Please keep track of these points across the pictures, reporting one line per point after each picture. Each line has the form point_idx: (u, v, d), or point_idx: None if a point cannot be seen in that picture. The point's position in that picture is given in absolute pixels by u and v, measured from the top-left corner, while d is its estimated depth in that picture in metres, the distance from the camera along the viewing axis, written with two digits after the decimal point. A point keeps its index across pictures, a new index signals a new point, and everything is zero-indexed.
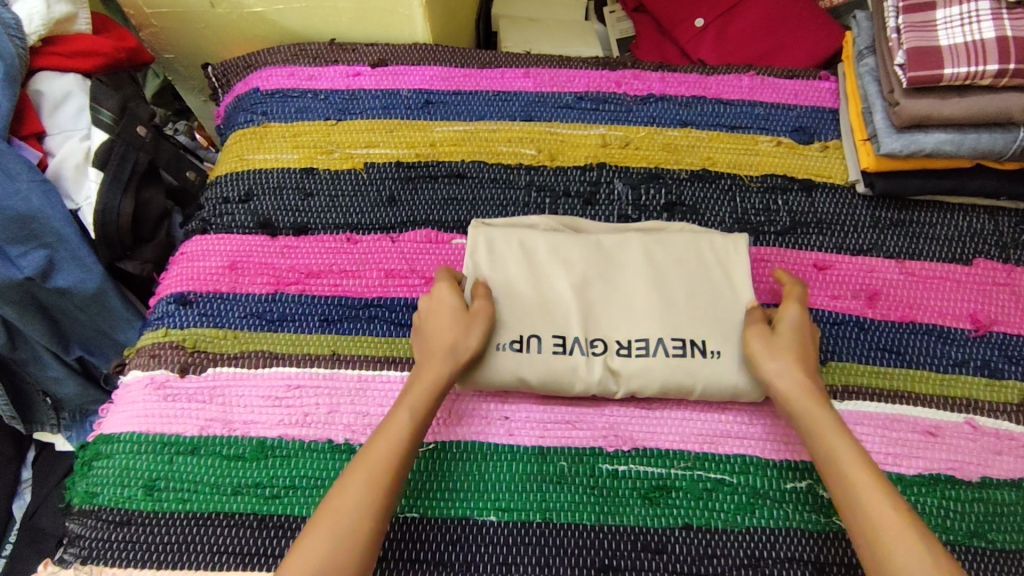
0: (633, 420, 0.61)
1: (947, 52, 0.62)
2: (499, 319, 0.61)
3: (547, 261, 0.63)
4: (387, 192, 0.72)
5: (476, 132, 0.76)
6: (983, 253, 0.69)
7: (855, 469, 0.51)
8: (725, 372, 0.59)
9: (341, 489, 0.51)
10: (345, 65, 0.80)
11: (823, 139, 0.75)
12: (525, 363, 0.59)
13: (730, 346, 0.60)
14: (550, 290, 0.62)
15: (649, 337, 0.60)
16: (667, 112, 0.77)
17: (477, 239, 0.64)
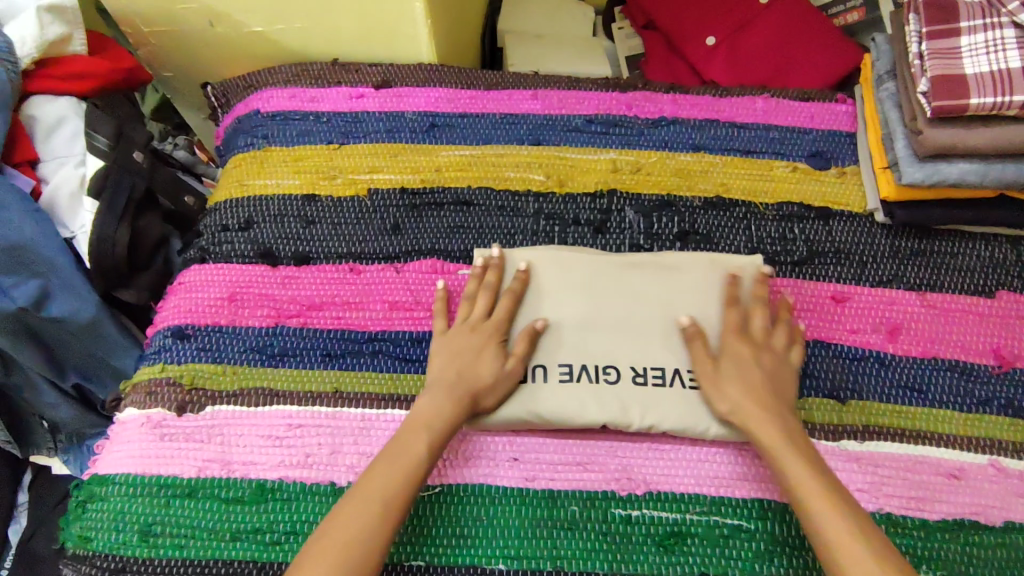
0: (647, 462, 0.59)
1: (972, 80, 0.60)
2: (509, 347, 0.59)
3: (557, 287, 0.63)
4: (391, 220, 0.70)
5: (482, 157, 0.74)
6: (1006, 285, 0.67)
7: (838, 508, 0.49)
8: None
9: (334, 523, 0.49)
10: (348, 86, 0.78)
11: (840, 165, 0.73)
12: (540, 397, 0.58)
13: None
14: (560, 321, 0.61)
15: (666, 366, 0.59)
16: (680, 136, 0.75)
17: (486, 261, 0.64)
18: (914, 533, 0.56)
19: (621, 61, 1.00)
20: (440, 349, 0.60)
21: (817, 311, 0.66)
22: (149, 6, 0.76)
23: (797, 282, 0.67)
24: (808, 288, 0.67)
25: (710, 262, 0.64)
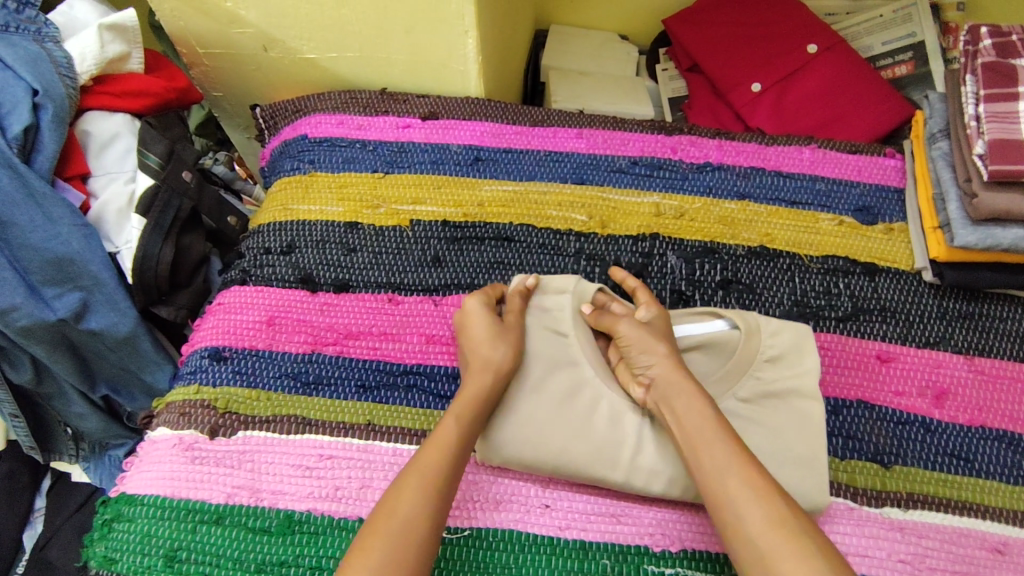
0: (685, 520, 0.57)
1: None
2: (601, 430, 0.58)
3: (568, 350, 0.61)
4: (432, 252, 0.70)
5: (525, 194, 0.74)
6: None
7: (734, 469, 0.50)
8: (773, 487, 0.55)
9: (395, 501, 0.50)
10: (395, 116, 0.78)
11: (887, 221, 0.72)
12: (569, 445, 0.57)
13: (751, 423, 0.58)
14: (570, 382, 0.60)
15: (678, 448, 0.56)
16: (724, 182, 0.74)
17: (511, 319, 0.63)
18: None
19: (663, 103, 1.00)
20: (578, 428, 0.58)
21: (862, 370, 0.64)
22: (210, 27, 0.78)
23: (841, 338, 0.66)
24: (852, 345, 0.65)
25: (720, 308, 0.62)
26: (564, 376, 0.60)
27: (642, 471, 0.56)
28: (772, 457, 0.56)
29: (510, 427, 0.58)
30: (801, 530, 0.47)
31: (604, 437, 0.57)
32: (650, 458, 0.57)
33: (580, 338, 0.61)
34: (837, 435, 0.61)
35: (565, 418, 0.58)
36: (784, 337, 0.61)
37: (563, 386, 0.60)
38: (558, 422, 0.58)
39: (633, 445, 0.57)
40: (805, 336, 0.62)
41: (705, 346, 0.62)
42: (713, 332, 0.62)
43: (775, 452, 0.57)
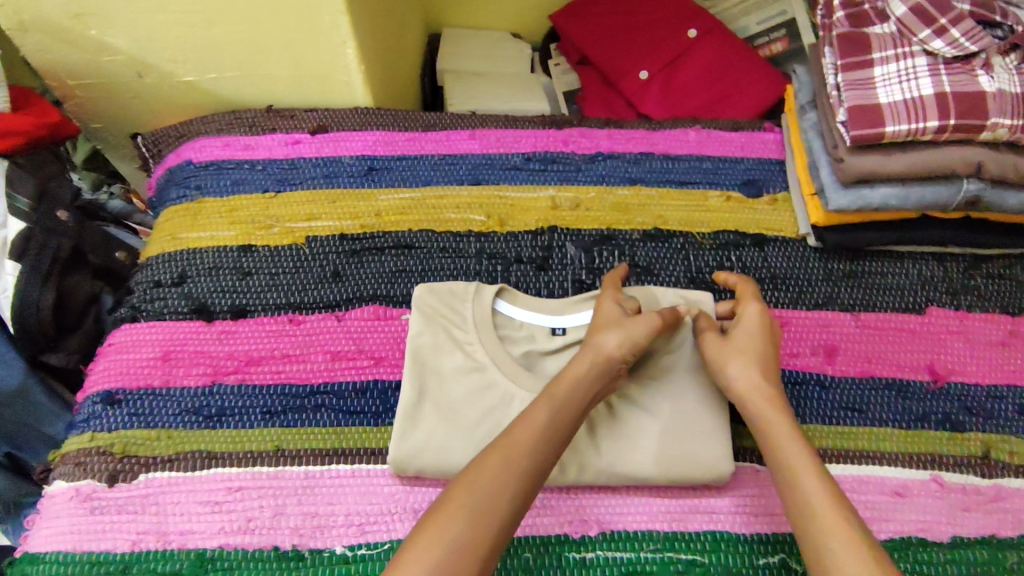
0: (599, 503, 0.58)
1: (886, 107, 0.62)
2: None
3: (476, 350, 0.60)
4: (331, 267, 0.69)
5: (422, 199, 0.73)
6: (935, 301, 0.69)
7: (803, 461, 0.51)
8: (684, 462, 0.57)
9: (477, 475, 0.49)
10: (283, 133, 0.77)
11: (772, 192, 0.75)
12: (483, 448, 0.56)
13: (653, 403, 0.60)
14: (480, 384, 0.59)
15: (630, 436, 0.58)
16: (616, 170, 0.76)
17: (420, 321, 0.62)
18: None
19: (558, 98, 1.01)
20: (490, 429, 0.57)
21: None
22: (75, 58, 0.74)
23: None
24: None
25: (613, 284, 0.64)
26: (473, 380, 0.59)
27: (554, 461, 0.57)
28: (681, 429, 0.58)
29: (419, 438, 0.57)
30: (860, 534, 0.46)
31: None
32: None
33: (482, 338, 0.61)
34: None
35: (475, 421, 0.58)
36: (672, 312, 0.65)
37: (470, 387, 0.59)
38: (466, 427, 0.57)
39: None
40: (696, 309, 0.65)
41: None
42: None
43: (681, 425, 0.58)
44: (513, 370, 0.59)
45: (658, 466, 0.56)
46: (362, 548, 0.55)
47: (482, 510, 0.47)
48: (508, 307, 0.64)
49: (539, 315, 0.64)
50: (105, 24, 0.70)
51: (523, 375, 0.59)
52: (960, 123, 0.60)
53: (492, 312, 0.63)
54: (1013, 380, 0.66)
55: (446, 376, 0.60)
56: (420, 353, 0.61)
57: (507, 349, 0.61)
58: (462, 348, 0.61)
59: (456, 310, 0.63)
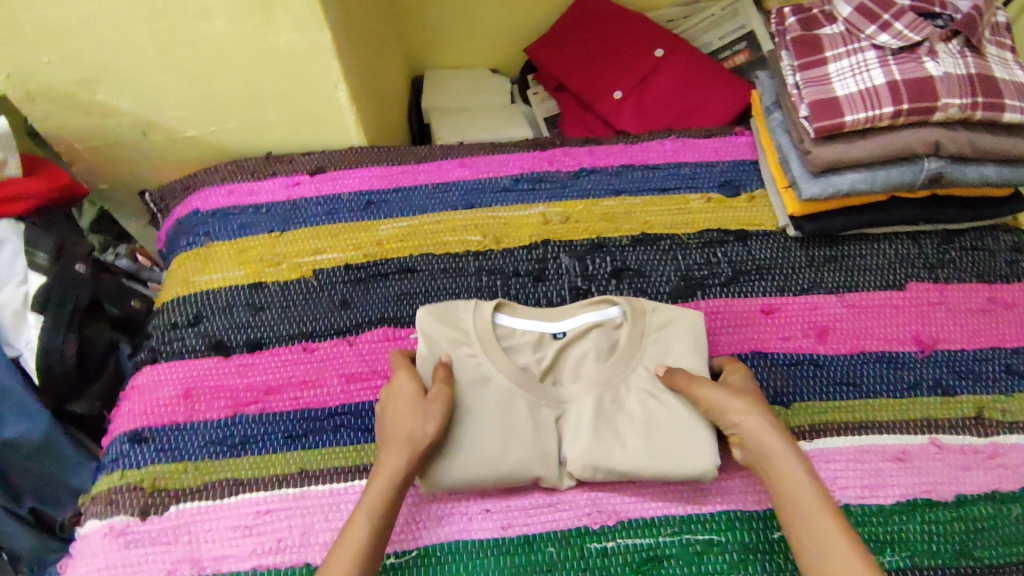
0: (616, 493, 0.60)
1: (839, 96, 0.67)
2: (508, 434, 0.60)
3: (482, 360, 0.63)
4: (339, 296, 0.72)
5: (421, 226, 0.77)
6: (914, 277, 0.73)
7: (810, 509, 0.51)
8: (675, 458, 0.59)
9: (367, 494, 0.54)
10: (284, 177, 0.81)
11: (748, 190, 0.80)
12: (493, 457, 0.59)
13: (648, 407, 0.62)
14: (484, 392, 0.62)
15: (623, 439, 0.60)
16: (600, 183, 0.81)
17: (426, 332, 0.64)
18: (872, 520, 0.58)
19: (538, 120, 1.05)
20: (482, 438, 0.59)
21: (749, 325, 0.70)
22: (83, 122, 0.79)
23: (726, 300, 0.72)
24: (737, 304, 0.71)
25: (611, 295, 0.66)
26: (481, 391, 0.62)
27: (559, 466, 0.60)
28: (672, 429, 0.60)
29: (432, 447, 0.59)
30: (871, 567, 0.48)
31: (516, 444, 0.59)
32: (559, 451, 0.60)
33: (488, 351, 0.63)
34: None
35: (486, 429, 0.60)
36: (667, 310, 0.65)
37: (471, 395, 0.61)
38: (475, 435, 0.59)
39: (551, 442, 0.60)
40: (693, 319, 0.65)
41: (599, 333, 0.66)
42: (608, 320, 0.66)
43: (675, 424, 0.60)
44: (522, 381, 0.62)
45: (653, 464, 0.59)
46: (391, 557, 0.57)
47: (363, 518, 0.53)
48: (512, 321, 0.66)
49: (539, 324, 0.66)
50: (112, 89, 0.75)
51: (525, 385, 0.62)
52: (914, 108, 0.65)
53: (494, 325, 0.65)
54: (996, 342, 0.69)
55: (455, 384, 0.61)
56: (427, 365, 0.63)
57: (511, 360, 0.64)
58: (468, 360, 0.63)
59: (459, 321, 0.65)
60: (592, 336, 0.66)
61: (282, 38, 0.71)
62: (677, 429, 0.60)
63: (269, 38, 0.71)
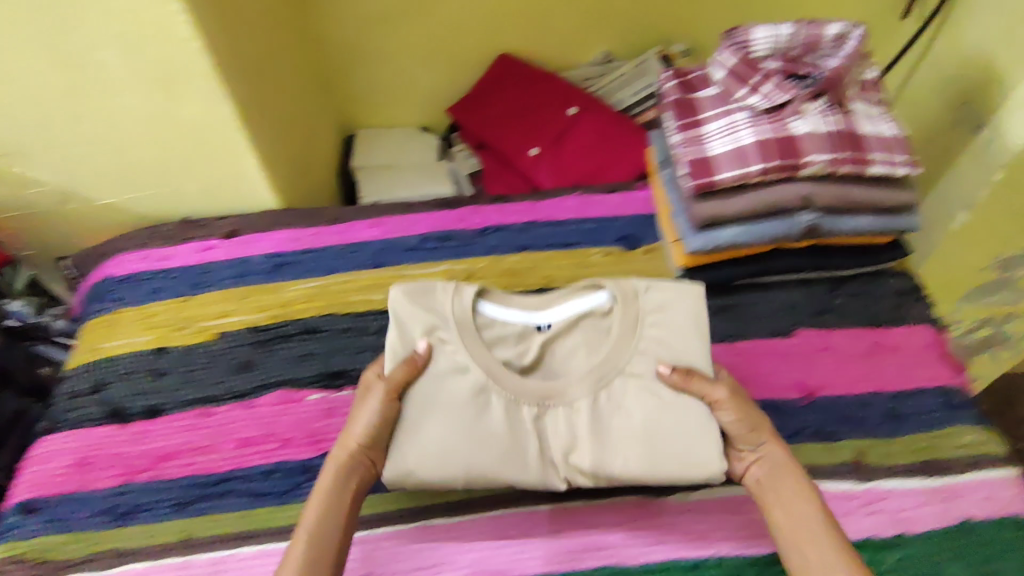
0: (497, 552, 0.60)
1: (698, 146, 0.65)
2: (495, 432, 0.57)
3: (462, 349, 0.60)
4: (240, 359, 0.73)
5: (327, 287, 0.79)
6: (800, 323, 0.75)
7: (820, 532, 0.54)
8: (676, 465, 0.56)
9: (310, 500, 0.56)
10: (197, 241, 0.83)
11: (647, 244, 0.82)
12: (465, 454, 0.56)
13: (669, 395, 0.59)
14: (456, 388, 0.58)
15: (602, 435, 0.57)
16: (505, 240, 0.83)
17: (398, 322, 0.62)
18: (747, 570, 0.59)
19: (457, 173, 1.08)
20: (462, 436, 0.56)
21: None
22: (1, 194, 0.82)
23: None
24: None
25: (599, 282, 0.64)
26: (444, 383, 0.59)
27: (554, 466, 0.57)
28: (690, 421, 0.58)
29: (412, 440, 0.57)
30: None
31: (493, 445, 0.56)
32: (529, 455, 0.57)
33: (465, 341, 0.60)
34: None
35: (461, 424, 0.57)
36: (665, 294, 0.63)
37: (439, 389, 0.59)
38: (450, 438, 0.56)
39: (524, 439, 0.58)
40: (692, 296, 0.63)
41: (589, 320, 0.64)
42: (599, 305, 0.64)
43: (693, 419, 0.58)
44: (497, 375, 0.59)
45: (644, 466, 0.56)
46: None
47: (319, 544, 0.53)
48: (493, 308, 0.63)
49: (522, 314, 0.64)
50: (25, 162, 0.78)
51: (507, 378, 0.59)
52: (778, 167, 0.68)
53: (474, 313, 0.62)
54: (877, 387, 0.70)
55: (422, 380, 0.59)
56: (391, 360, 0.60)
57: (489, 351, 0.61)
58: (444, 347, 0.60)
59: (433, 306, 0.62)
60: (579, 326, 0.64)
61: (188, 111, 0.74)
62: (675, 434, 0.57)
63: (174, 111, 0.74)
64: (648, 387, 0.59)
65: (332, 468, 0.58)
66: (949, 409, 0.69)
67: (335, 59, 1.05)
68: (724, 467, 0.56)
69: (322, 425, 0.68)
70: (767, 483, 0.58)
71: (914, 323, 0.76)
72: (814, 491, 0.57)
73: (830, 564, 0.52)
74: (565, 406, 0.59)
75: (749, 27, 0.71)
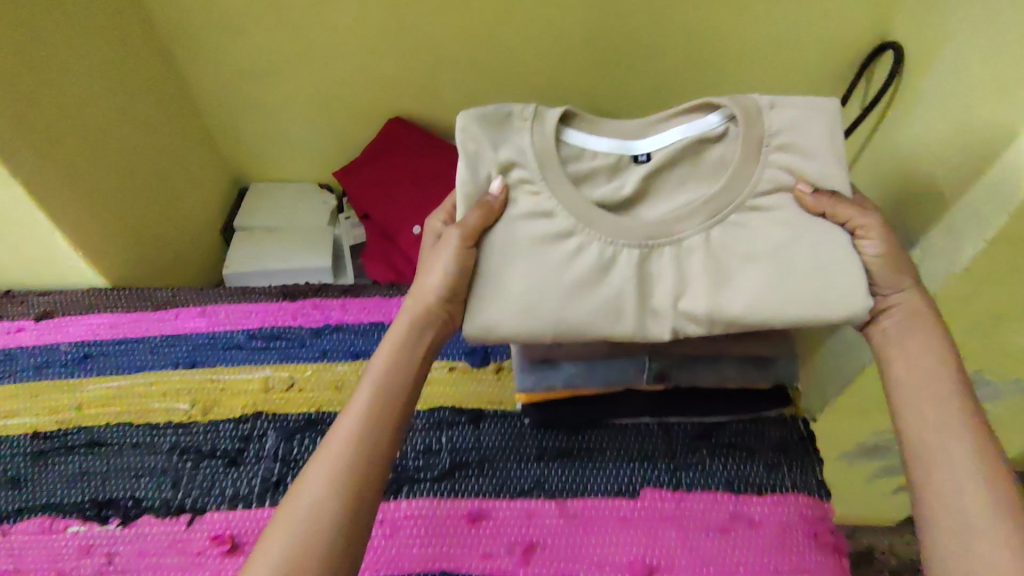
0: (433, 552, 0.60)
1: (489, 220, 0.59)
2: (538, 306, 0.53)
3: (562, 187, 0.56)
4: (12, 472, 0.66)
5: (130, 388, 0.71)
6: (651, 482, 0.64)
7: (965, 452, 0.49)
8: (833, 300, 0.52)
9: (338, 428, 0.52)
10: (7, 321, 0.76)
11: (496, 361, 0.73)
12: (557, 304, 0.53)
13: (757, 233, 0.54)
14: (531, 235, 0.55)
15: (758, 276, 0.53)
16: (341, 343, 0.74)
17: (472, 151, 0.56)
18: None
19: (343, 262, 0.99)
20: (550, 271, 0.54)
21: (448, 535, 0.61)
22: None
23: (431, 501, 0.63)
24: (444, 505, 0.63)
25: (711, 101, 0.57)
26: (518, 232, 0.55)
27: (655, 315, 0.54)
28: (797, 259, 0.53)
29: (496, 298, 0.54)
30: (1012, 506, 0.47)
31: (574, 296, 0.53)
32: (607, 293, 0.54)
33: (548, 176, 0.56)
34: None
35: (598, 248, 0.54)
36: (796, 111, 0.56)
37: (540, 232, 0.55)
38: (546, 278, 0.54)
39: (628, 283, 0.54)
40: (827, 116, 0.56)
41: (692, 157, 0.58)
42: (705, 130, 0.58)
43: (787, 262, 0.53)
44: (628, 227, 0.55)
45: (817, 312, 0.52)
46: None
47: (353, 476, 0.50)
48: (582, 136, 0.59)
49: (618, 142, 0.59)
50: None
51: (599, 218, 0.55)
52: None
53: (560, 143, 0.58)
54: None
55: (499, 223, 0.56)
56: (472, 187, 0.56)
57: (580, 191, 0.56)
58: (528, 192, 0.56)
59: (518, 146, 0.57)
60: (682, 154, 0.58)
61: None
62: (816, 268, 0.53)
63: None
64: (784, 246, 0.54)
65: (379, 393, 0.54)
66: None
67: (215, 111, 0.97)
68: (870, 303, 0.52)
69: (74, 565, 0.60)
70: (898, 335, 0.54)
71: (788, 490, 0.63)
72: (960, 381, 0.52)
73: (945, 444, 0.49)
74: (631, 245, 0.55)
75: (595, 121, 0.59)
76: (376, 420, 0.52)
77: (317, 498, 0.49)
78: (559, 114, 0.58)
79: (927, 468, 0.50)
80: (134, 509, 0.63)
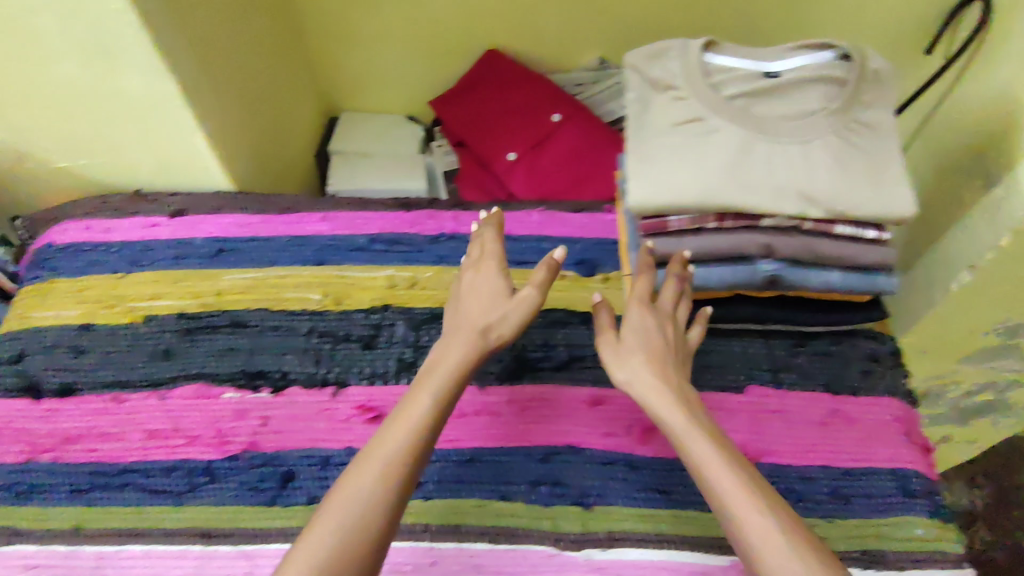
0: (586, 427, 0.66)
1: (542, 265, 0.61)
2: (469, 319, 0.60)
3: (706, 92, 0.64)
4: (163, 346, 0.71)
5: (264, 280, 0.76)
6: (756, 380, 0.69)
7: (717, 466, 0.51)
8: (893, 199, 0.62)
9: (375, 441, 0.51)
10: (143, 216, 0.81)
11: (604, 272, 0.78)
12: (697, 181, 0.62)
13: (849, 150, 0.63)
14: (670, 137, 0.65)
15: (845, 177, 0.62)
16: (458, 250, 0.79)
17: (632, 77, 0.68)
18: None
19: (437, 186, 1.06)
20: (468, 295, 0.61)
21: (570, 416, 0.67)
22: None
23: (554, 387, 0.69)
24: (565, 392, 0.68)
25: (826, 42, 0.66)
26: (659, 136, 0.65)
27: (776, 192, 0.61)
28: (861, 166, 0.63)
29: (637, 177, 0.63)
30: (785, 526, 0.47)
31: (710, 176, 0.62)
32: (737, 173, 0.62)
33: (693, 86, 0.65)
34: (544, 483, 0.63)
35: (738, 139, 0.63)
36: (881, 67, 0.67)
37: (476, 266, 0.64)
38: (679, 165, 0.63)
39: (755, 167, 0.62)
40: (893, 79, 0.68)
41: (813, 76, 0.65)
42: (823, 61, 0.66)
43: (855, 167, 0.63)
44: (757, 121, 0.63)
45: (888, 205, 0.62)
46: None
47: (383, 494, 0.48)
48: (722, 58, 0.66)
49: (752, 62, 0.66)
50: None
51: (735, 115, 0.63)
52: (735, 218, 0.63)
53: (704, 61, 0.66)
54: (827, 461, 0.64)
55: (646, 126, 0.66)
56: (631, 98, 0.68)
57: (719, 91, 0.64)
58: (677, 101, 0.65)
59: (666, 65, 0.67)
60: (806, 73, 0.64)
61: (128, 87, 0.71)
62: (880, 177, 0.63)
63: (115, 78, 0.70)
64: (865, 152, 0.64)
65: (423, 408, 0.53)
66: (906, 496, 0.63)
67: (318, 40, 1.02)
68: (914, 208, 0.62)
69: (230, 426, 0.66)
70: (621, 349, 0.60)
71: (882, 395, 0.69)
72: (694, 415, 0.55)
73: (708, 456, 0.51)
74: (761, 141, 0.63)
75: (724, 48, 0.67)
76: (423, 440, 0.51)
77: (359, 518, 0.47)
78: (702, 43, 0.66)
79: (732, 528, 0.48)
80: (282, 381, 0.69)
